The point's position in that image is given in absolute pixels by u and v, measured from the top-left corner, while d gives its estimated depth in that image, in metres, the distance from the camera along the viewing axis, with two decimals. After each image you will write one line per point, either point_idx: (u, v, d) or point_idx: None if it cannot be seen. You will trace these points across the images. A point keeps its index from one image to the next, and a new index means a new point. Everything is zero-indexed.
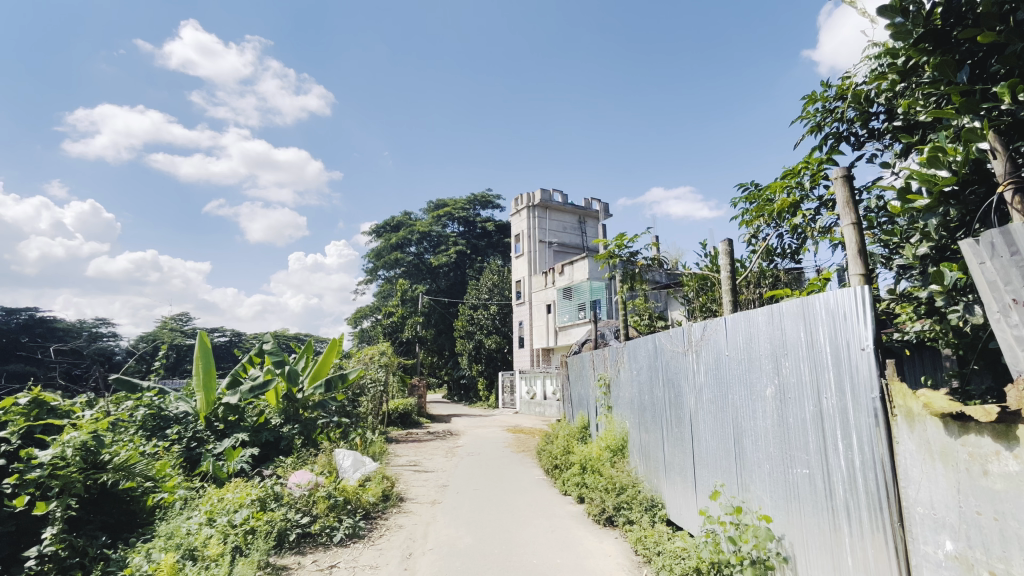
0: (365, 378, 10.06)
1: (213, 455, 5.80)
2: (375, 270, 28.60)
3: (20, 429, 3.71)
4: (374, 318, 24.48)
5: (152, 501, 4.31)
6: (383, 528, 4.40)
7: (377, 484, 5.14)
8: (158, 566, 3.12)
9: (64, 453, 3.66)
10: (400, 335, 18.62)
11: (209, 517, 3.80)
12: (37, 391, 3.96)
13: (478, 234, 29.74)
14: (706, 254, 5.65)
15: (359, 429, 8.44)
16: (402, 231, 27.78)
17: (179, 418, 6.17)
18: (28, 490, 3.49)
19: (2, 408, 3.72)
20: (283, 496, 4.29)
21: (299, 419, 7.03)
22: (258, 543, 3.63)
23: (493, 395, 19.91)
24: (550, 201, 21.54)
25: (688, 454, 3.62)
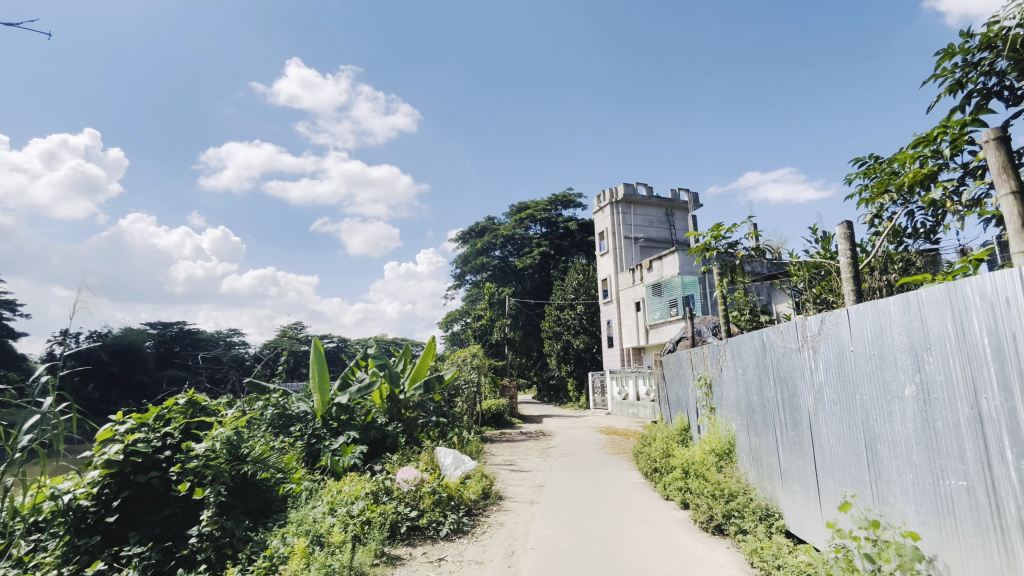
0: (459, 379, 10.47)
1: (331, 451, 6.37)
2: (463, 275, 29.78)
3: (181, 425, 4.36)
4: (464, 322, 25.47)
5: (283, 491, 4.85)
6: (485, 525, 4.53)
7: (476, 482, 5.30)
8: (293, 549, 3.49)
9: (213, 446, 4.22)
10: (490, 338, 19.14)
11: (331, 507, 4.19)
12: (191, 393, 4.64)
13: (561, 234, 29.66)
14: (817, 240, 5.13)
15: (456, 428, 8.79)
16: (487, 237, 28.58)
17: (300, 417, 6.86)
18: (189, 478, 4.09)
19: (166, 408, 4.42)
20: (393, 490, 4.57)
21: (402, 418, 7.51)
22: (374, 533, 3.91)
23: (584, 395, 19.73)
24: (635, 195, 20.87)
25: (809, 460, 3.29)
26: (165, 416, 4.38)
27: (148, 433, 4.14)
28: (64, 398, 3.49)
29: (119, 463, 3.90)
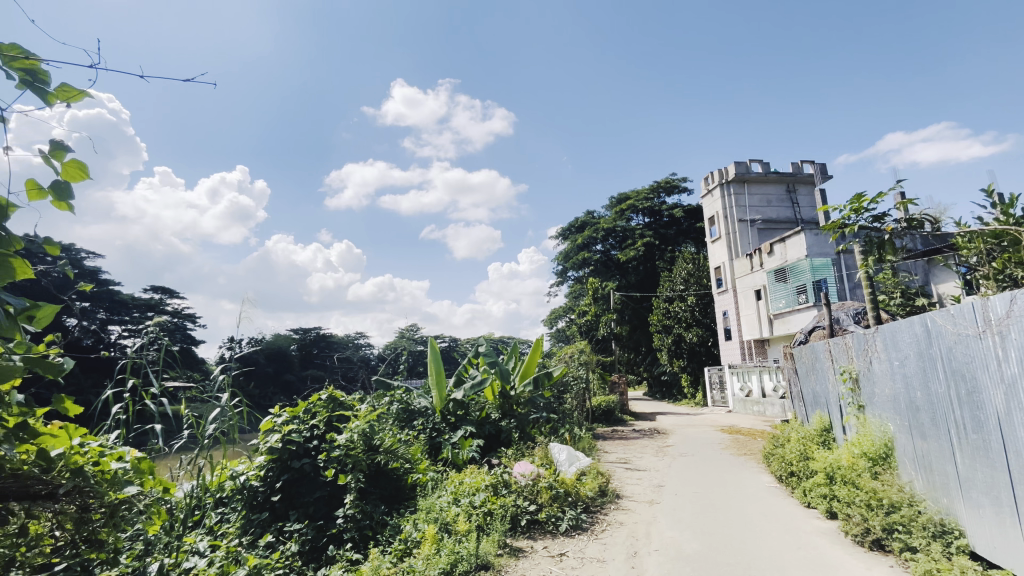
0: (568, 376, 10.46)
1: (451, 444, 6.73)
2: (565, 272, 29.77)
3: (325, 418, 4.91)
4: (568, 318, 25.43)
5: (412, 480, 5.21)
6: (604, 523, 4.46)
7: (593, 479, 5.25)
8: (424, 535, 3.74)
9: (352, 437, 4.76)
10: (596, 334, 18.85)
11: (455, 497, 4.43)
12: (332, 390, 5.17)
13: (666, 222, 28.24)
14: (996, 202, 4.23)
15: (567, 425, 8.78)
16: (587, 232, 28.20)
17: (422, 411, 7.34)
18: (334, 465, 4.62)
19: (313, 402, 4.98)
20: (511, 483, 4.69)
21: (514, 414, 7.68)
22: (496, 525, 4.05)
23: (700, 393, 18.57)
24: (749, 173, 19.15)
25: (1001, 470, 2.73)
26: (312, 410, 4.94)
27: (300, 425, 4.74)
28: (236, 394, 4.12)
29: (279, 450, 4.50)
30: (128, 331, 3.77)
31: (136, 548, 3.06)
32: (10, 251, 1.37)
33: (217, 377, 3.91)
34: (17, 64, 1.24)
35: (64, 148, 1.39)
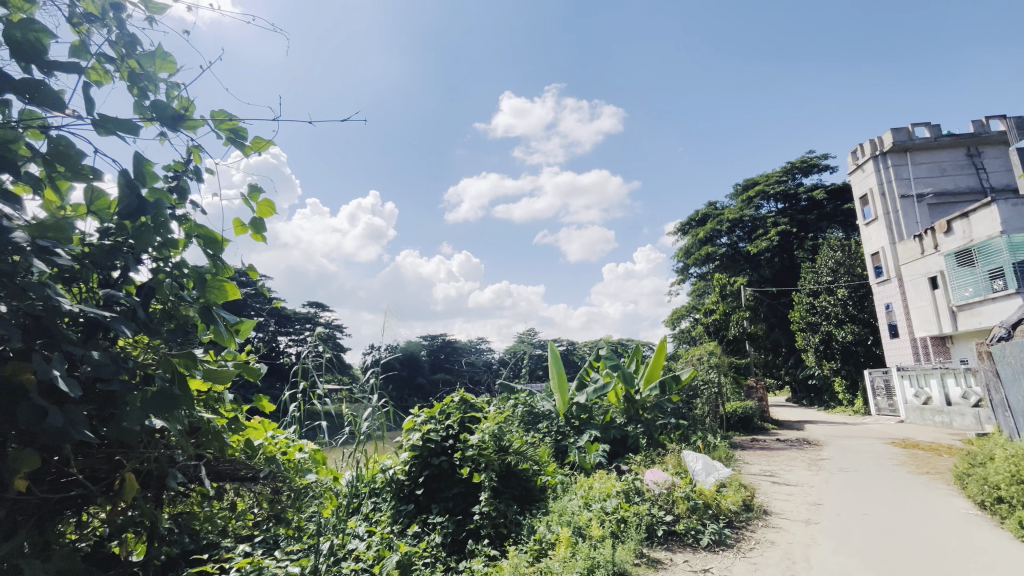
0: (697, 380, 9.85)
1: (577, 448, 6.72)
2: (687, 268, 28.08)
3: (458, 418, 5.22)
4: (693, 318, 23.88)
5: (541, 482, 5.30)
6: (752, 541, 4.07)
7: (735, 491, 4.84)
8: (559, 537, 3.77)
9: (484, 437, 4.98)
10: (726, 334, 17.39)
11: (587, 502, 4.39)
12: (463, 393, 5.49)
13: (804, 207, 25.19)
14: None
15: (700, 432, 8.22)
16: (710, 225, 26.29)
17: (546, 415, 7.44)
18: (469, 463, 4.86)
19: (448, 404, 5.34)
20: (644, 491, 4.54)
21: (641, 419, 7.40)
22: (631, 532, 3.92)
23: (860, 399, 16.13)
24: (911, 141, 16.22)
25: None
26: (446, 411, 5.29)
27: (437, 425, 5.09)
28: (383, 395, 4.59)
29: (421, 447, 4.88)
30: (292, 340, 4.40)
31: (312, 529, 3.53)
32: (222, 276, 1.69)
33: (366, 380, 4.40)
34: (225, 125, 1.53)
35: (258, 190, 1.67)
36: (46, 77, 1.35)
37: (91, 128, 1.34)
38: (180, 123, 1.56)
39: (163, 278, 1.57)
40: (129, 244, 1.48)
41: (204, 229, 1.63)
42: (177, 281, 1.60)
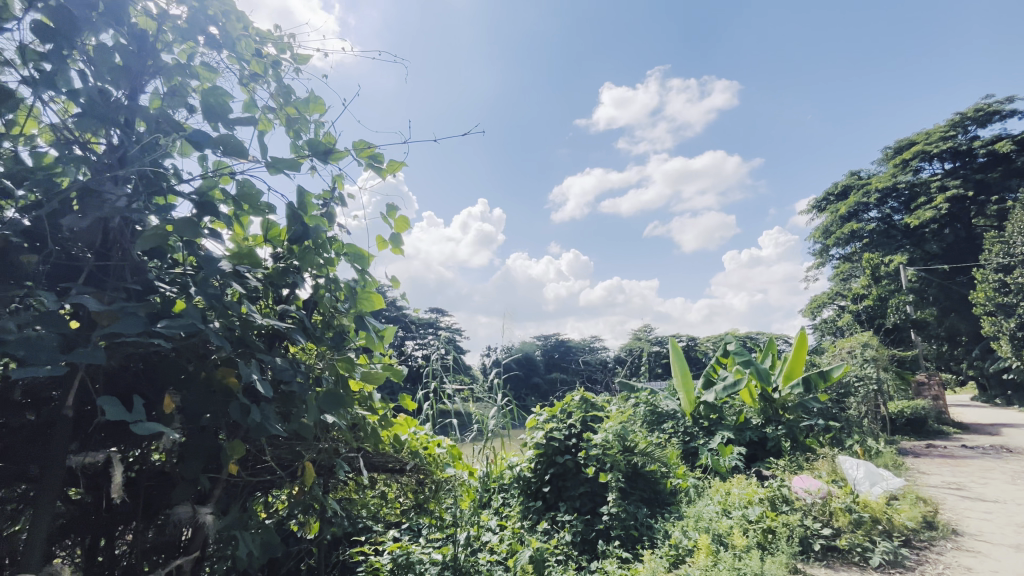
0: (849, 376, 8.64)
1: (709, 450, 6.29)
2: (827, 250, 24.84)
3: (580, 417, 5.21)
4: (837, 306, 21.02)
5: (671, 485, 5.06)
6: (939, 565, 3.44)
7: (911, 506, 4.14)
8: (698, 544, 3.57)
9: (608, 437, 4.91)
10: (883, 323, 15.01)
11: (725, 509, 4.10)
12: (583, 392, 5.46)
13: (981, 165, 20.80)
14: None
15: (856, 435, 7.19)
16: (853, 198, 22.94)
17: (671, 414, 7.09)
18: (594, 463, 4.83)
19: (569, 403, 5.35)
20: (793, 500, 4.11)
21: (782, 420, 6.68)
22: (781, 545, 3.55)
23: None
24: None
25: None
26: (568, 410, 5.31)
27: (559, 424, 5.13)
28: (506, 394, 4.75)
29: (545, 445, 4.95)
30: (418, 344, 4.64)
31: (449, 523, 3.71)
32: (369, 289, 1.88)
33: (485, 381, 4.70)
34: (365, 153, 1.70)
35: (394, 207, 1.81)
36: (230, 132, 1.62)
37: (264, 169, 1.57)
38: (329, 156, 1.77)
39: (322, 292, 1.79)
40: (296, 265, 1.71)
41: (353, 246, 1.82)
42: (333, 295, 1.82)
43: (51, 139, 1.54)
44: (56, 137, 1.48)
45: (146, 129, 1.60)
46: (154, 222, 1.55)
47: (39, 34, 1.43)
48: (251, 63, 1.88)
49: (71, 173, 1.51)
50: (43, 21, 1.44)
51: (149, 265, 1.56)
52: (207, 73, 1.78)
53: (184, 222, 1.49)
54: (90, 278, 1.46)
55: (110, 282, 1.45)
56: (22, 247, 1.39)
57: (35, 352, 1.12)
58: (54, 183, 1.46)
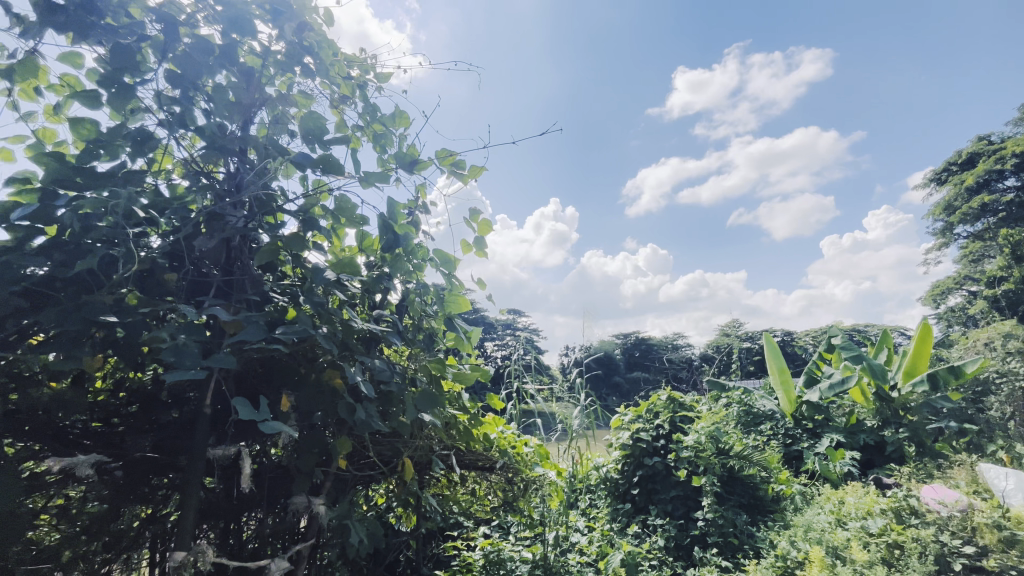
0: (988, 371, 7.49)
1: (815, 454, 5.77)
2: (950, 228, 21.78)
3: (668, 418, 5.00)
4: (966, 292, 18.34)
5: (774, 491, 4.69)
6: None
7: None
8: (809, 557, 3.28)
9: (700, 438, 4.66)
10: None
11: (840, 520, 3.80)
12: (670, 391, 5.23)
13: None
14: None
15: (1001, 440, 6.21)
16: (982, 167, 19.90)
17: (769, 415, 6.57)
18: (686, 466, 4.62)
19: (655, 402, 5.16)
20: (924, 512, 3.62)
21: (904, 422, 5.86)
22: (912, 563, 3.15)
23: None
24: None
25: None
26: (654, 410, 5.12)
27: (646, 424, 4.95)
28: (589, 394, 4.69)
29: (631, 446, 4.81)
30: (498, 345, 4.71)
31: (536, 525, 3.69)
32: (455, 291, 1.94)
33: (563, 382, 4.70)
34: (447, 161, 1.76)
35: (477, 210, 1.85)
36: (327, 151, 1.75)
37: (357, 183, 1.68)
38: (414, 166, 1.85)
39: (412, 296, 1.87)
40: (389, 272, 1.81)
41: (439, 251, 1.89)
42: (423, 298, 1.90)
43: (183, 172, 1.75)
44: (187, 169, 1.68)
45: (256, 155, 1.77)
46: (267, 239, 1.71)
47: (171, 80, 1.64)
48: (341, 86, 2.02)
49: (200, 200, 1.72)
50: (173, 69, 1.65)
51: (264, 278, 1.73)
52: (303, 100, 1.94)
53: (292, 238, 1.65)
54: (218, 292, 1.65)
55: (235, 294, 1.62)
56: (166, 267, 1.59)
57: (181, 357, 1.28)
58: (188, 209, 1.66)
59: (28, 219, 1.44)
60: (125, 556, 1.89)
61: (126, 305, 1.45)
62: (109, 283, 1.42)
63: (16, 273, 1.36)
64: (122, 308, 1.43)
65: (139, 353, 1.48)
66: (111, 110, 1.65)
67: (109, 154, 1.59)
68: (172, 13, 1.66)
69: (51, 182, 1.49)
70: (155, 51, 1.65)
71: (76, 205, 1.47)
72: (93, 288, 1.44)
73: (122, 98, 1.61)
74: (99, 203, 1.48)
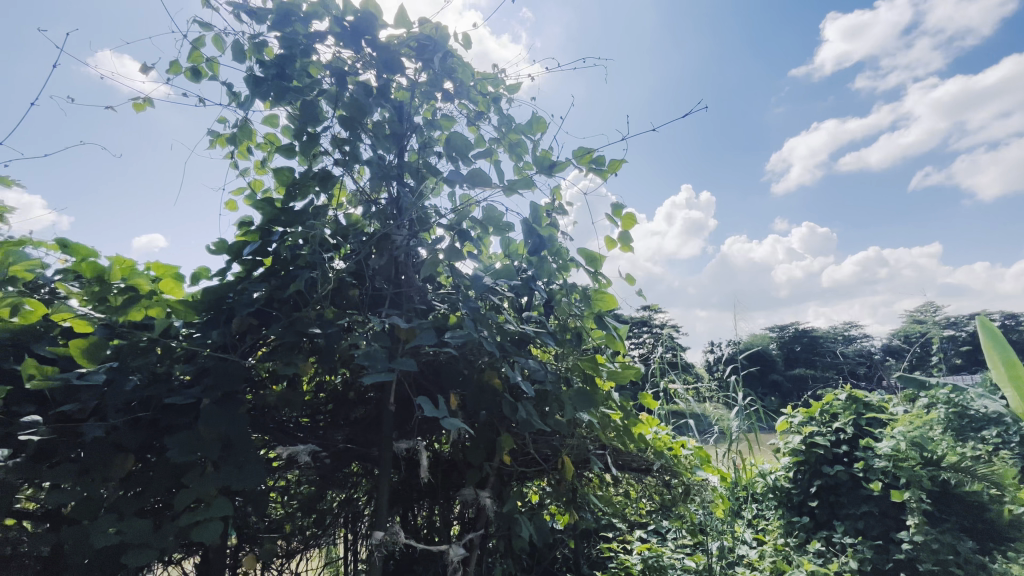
0: None
1: None
2: None
3: (850, 420, 4.28)
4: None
5: (1013, 514, 3.74)
6: None
7: None
8: None
9: (899, 446, 3.92)
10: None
11: None
12: (850, 389, 4.47)
13: None
14: None
15: None
16: None
17: (994, 418, 5.19)
18: (880, 477, 3.93)
19: (830, 403, 4.47)
20: None
21: None
22: None
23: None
24: None
25: None
26: (831, 411, 4.42)
27: (821, 426, 4.31)
28: (747, 394, 4.23)
29: (805, 453, 4.23)
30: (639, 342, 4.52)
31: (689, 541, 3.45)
32: (602, 289, 1.91)
33: (709, 382, 4.33)
34: (586, 158, 1.75)
35: (619, 205, 1.80)
36: (472, 166, 1.87)
37: (502, 192, 1.76)
38: (553, 168, 1.88)
39: (559, 297, 1.89)
40: (537, 275, 1.86)
41: (584, 250, 1.88)
42: (569, 298, 1.91)
43: (356, 202, 2.02)
44: (360, 198, 1.93)
45: (412, 179, 1.96)
46: (426, 253, 1.88)
47: (343, 123, 1.91)
48: (477, 103, 2.13)
49: (370, 224, 1.95)
50: (344, 113, 1.91)
51: (426, 289, 1.90)
52: (446, 122, 2.09)
53: (449, 249, 1.79)
54: (392, 303, 1.86)
55: (405, 304, 1.82)
56: (350, 284, 1.85)
57: (374, 360, 1.46)
58: (362, 233, 1.91)
59: (253, 254, 1.80)
60: (325, 532, 2.23)
61: (326, 319, 1.71)
62: (313, 301, 1.70)
63: (249, 297, 1.70)
64: (323, 320, 1.69)
65: (336, 358, 1.73)
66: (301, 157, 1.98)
67: (303, 194, 1.90)
68: (340, 67, 1.93)
69: (265, 222, 1.83)
70: (329, 101, 1.93)
71: (285, 239, 1.78)
72: (301, 306, 1.73)
73: (308, 146, 1.91)
74: (300, 236, 1.77)
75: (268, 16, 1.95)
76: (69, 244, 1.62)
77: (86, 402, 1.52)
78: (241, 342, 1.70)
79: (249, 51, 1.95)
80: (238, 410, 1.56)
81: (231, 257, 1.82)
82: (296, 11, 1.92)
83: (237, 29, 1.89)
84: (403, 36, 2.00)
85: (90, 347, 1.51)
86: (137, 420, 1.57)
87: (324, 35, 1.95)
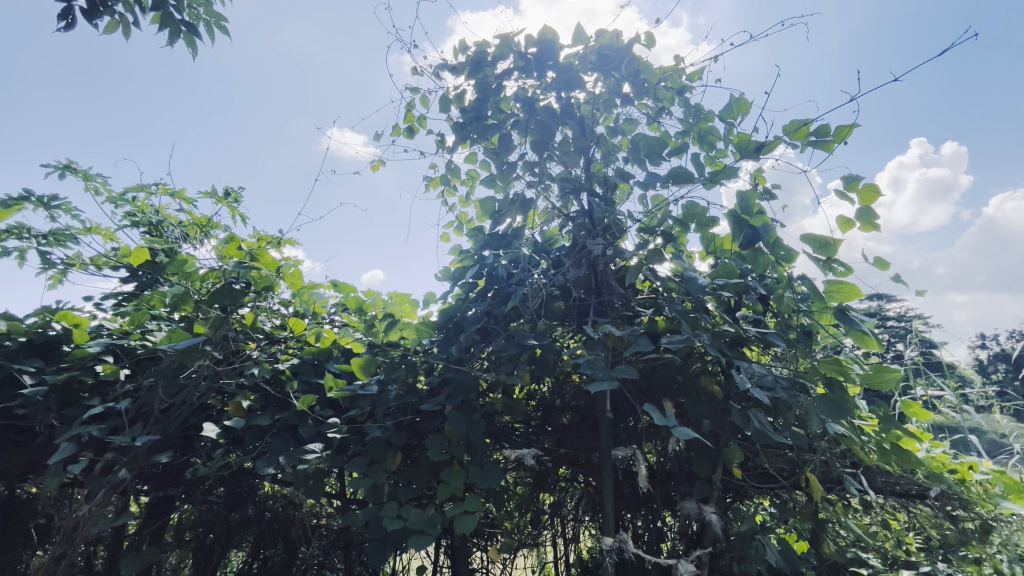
0: None
1: None
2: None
3: None
4: None
5: None
6: None
7: None
8: None
9: None
10: None
11: None
12: None
13: None
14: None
15: None
16: None
17: None
18: None
19: None
20: None
21: None
22: None
23: None
24: None
25: None
26: None
27: None
28: None
29: None
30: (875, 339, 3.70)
31: None
32: (840, 280, 1.62)
33: (987, 387, 3.33)
34: (804, 132, 1.53)
35: (853, 178, 1.52)
36: (667, 163, 1.81)
37: (704, 186, 1.65)
38: (761, 149, 1.68)
39: (780, 291, 1.68)
40: (751, 271, 1.69)
41: (809, 237, 1.63)
42: (793, 293, 1.67)
43: (549, 219, 2.12)
44: (555, 215, 2.04)
45: (602, 188, 1.98)
46: (625, 259, 1.87)
47: (534, 147, 2.04)
48: (661, 98, 2.05)
49: (566, 238, 2.03)
50: (533, 138, 2.05)
51: (627, 295, 1.89)
52: (629, 125, 2.06)
53: (651, 253, 1.75)
54: (596, 311, 1.89)
55: (610, 312, 1.83)
56: (555, 297, 1.94)
57: (595, 371, 1.51)
58: (560, 247, 2.00)
59: (470, 277, 2.03)
60: (540, 532, 2.33)
61: (538, 331, 1.83)
62: (527, 314, 1.84)
63: (472, 316, 1.92)
64: (537, 332, 1.82)
65: (551, 366, 1.84)
66: (499, 185, 2.18)
67: (505, 218, 2.09)
68: (527, 96, 2.07)
69: (476, 248, 2.06)
70: (520, 130, 2.09)
71: (495, 262, 1.98)
72: (515, 321, 1.90)
73: (506, 174, 2.10)
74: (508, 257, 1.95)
75: (463, 68, 2.21)
76: (341, 283, 2.10)
77: (365, 407, 1.91)
78: (469, 355, 1.93)
79: (450, 102, 2.24)
80: (475, 416, 1.76)
81: (453, 282, 2.10)
82: (485, 56, 2.14)
83: (441, 86, 2.20)
84: (582, 52, 2.05)
85: (366, 363, 1.90)
86: (400, 423, 1.89)
87: (510, 71, 2.12)
